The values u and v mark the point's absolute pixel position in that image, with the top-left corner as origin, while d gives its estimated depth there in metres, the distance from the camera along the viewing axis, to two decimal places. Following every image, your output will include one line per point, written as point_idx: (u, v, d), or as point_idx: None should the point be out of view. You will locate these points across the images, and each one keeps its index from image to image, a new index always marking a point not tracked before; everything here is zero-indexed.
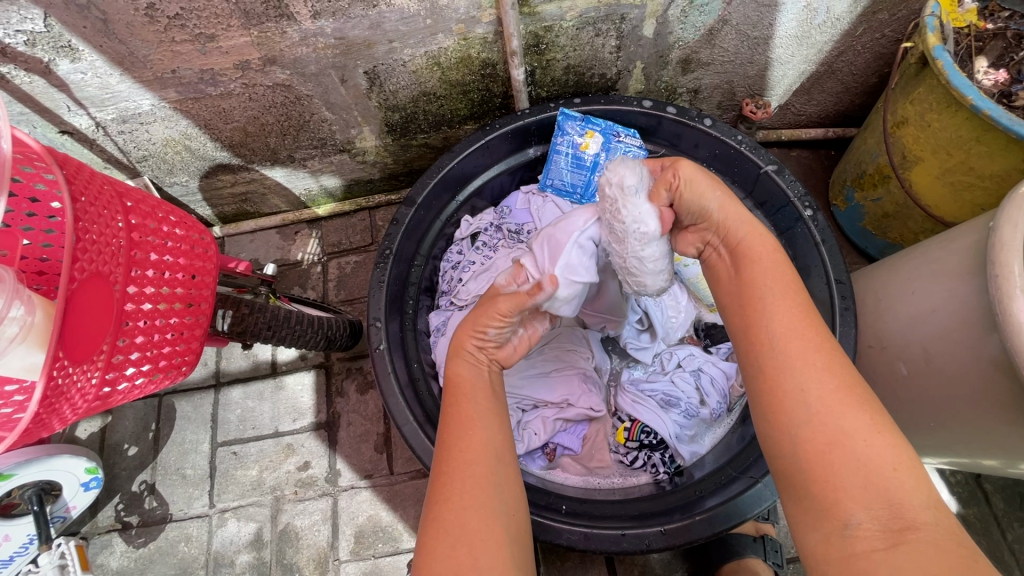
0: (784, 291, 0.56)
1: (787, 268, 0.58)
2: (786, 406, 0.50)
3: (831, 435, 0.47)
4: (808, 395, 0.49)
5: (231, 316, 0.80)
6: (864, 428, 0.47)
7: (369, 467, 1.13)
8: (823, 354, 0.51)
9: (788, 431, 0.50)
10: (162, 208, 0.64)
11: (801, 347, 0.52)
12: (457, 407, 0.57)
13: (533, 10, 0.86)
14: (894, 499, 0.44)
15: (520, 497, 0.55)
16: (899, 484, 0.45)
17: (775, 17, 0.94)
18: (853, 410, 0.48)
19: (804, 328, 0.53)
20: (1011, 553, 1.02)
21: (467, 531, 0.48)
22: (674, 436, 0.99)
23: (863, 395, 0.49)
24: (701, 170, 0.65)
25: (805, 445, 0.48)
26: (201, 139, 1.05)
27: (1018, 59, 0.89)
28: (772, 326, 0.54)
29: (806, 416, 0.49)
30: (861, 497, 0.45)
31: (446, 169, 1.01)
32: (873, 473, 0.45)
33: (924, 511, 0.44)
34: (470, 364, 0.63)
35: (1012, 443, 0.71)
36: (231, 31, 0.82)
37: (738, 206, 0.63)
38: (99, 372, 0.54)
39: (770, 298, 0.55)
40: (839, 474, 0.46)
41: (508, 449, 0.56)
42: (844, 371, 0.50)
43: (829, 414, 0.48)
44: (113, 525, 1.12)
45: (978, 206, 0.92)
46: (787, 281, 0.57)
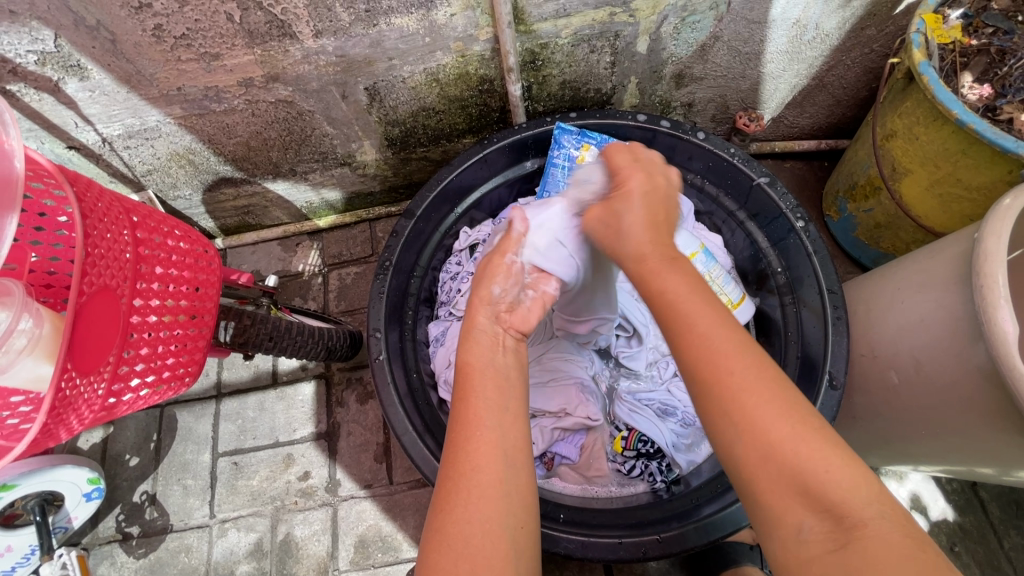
0: (699, 306, 0.53)
1: (693, 283, 0.56)
2: (719, 423, 0.49)
3: (762, 451, 0.47)
4: (735, 414, 0.48)
5: (233, 328, 0.81)
6: (796, 438, 0.47)
7: (369, 477, 1.14)
8: (752, 367, 0.50)
9: (723, 444, 0.49)
10: (167, 222, 0.67)
11: (727, 363, 0.50)
12: (465, 404, 0.58)
13: (530, 28, 0.88)
14: (833, 502, 0.44)
15: (534, 505, 0.55)
16: (836, 485, 0.45)
17: (766, 33, 0.96)
18: (780, 417, 0.47)
19: (723, 340, 0.51)
20: (1008, 560, 1.03)
21: (472, 545, 0.49)
22: (670, 445, 1.01)
23: (790, 396, 0.49)
24: (609, 216, 0.65)
25: (745, 457, 0.48)
26: (205, 153, 1.07)
27: (1002, 74, 0.92)
28: (692, 346, 0.51)
29: (738, 433, 0.48)
30: (801, 501, 0.45)
31: (445, 182, 1.03)
32: (808, 478, 0.45)
33: (869, 506, 0.44)
34: (480, 348, 0.65)
35: (1002, 451, 0.72)
36: (235, 50, 0.84)
37: (650, 231, 0.62)
38: (106, 383, 0.55)
39: (682, 320, 0.53)
40: (778, 480, 0.46)
41: (521, 451, 0.56)
42: (771, 377, 0.50)
43: (757, 427, 0.47)
44: (114, 536, 1.13)
45: (967, 216, 0.94)
46: (698, 296, 0.54)
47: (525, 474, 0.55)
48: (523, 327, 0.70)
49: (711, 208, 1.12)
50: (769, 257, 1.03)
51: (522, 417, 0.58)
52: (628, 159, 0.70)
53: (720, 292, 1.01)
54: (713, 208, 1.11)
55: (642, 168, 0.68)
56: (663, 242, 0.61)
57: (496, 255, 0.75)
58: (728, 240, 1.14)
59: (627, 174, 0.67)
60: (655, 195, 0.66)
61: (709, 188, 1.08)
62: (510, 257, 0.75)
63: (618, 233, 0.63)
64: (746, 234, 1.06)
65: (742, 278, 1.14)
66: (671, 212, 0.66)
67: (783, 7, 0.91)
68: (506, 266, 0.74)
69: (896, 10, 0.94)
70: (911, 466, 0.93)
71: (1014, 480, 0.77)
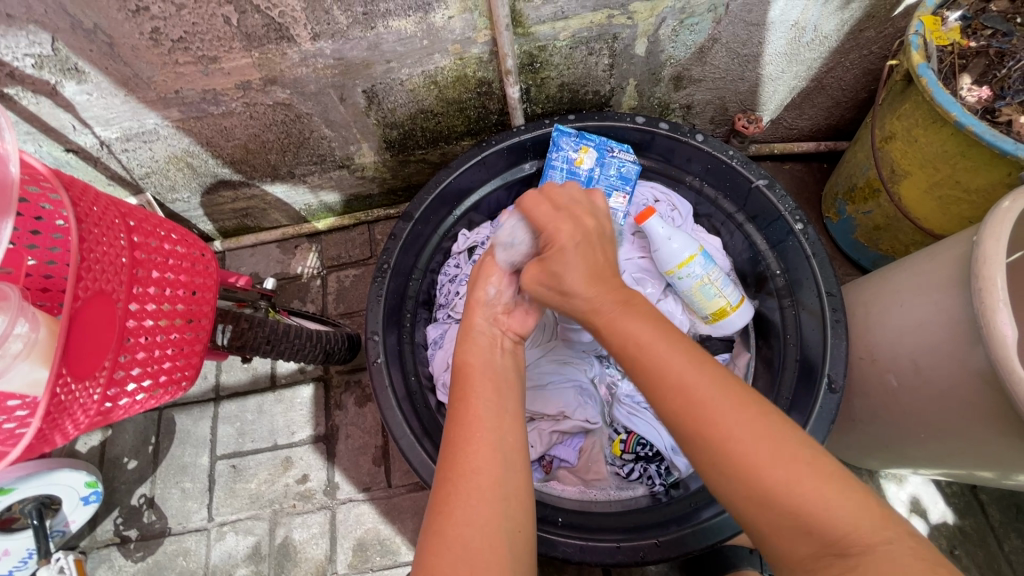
0: (670, 355, 0.54)
1: (663, 330, 0.57)
2: (715, 468, 0.49)
3: (759, 494, 0.47)
4: (723, 459, 0.48)
5: (230, 331, 0.80)
6: (791, 473, 0.47)
7: (367, 480, 1.14)
8: (739, 408, 0.50)
9: (723, 490, 0.50)
10: (163, 226, 0.67)
11: (713, 407, 0.50)
12: (464, 404, 0.58)
13: (528, 30, 0.88)
14: (836, 537, 0.44)
15: (530, 507, 0.54)
16: (837, 521, 0.45)
17: (764, 35, 0.96)
18: (772, 457, 0.47)
19: (702, 386, 0.52)
20: (1008, 564, 1.02)
21: (470, 548, 0.49)
22: (669, 448, 1.01)
23: (779, 431, 0.49)
24: (546, 281, 0.66)
25: (744, 502, 0.48)
26: (203, 156, 1.07)
27: (1000, 76, 0.91)
28: (671, 396, 0.52)
29: (731, 479, 0.48)
30: (805, 541, 0.45)
31: (443, 185, 1.03)
32: (807, 518, 0.45)
33: (874, 534, 0.44)
34: (478, 349, 0.66)
35: (1002, 455, 0.72)
36: (233, 53, 0.84)
37: (591, 283, 0.63)
38: (101, 388, 0.55)
39: (659, 370, 0.54)
40: (780, 523, 0.46)
41: (518, 452, 0.56)
42: (760, 414, 0.50)
43: (750, 471, 0.47)
44: (112, 539, 1.13)
45: (966, 219, 0.94)
46: (667, 345, 0.55)
47: (522, 475, 0.55)
48: (521, 330, 0.71)
49: (710, 210, 1.12)
50: (768, 259, 1.03)
51: (521, 419, 0.59)
52: (548, 211, 0.68)
53: (718, 294, 1.00)
54: (712, 210, 1.11)
55: (567, 217, 0.67)
56: (612, 294, 0.62)
57: (490, 256, 0.75)
58: (727, 242, 1.14)
59: (554, 230, 0.66)
60: (589, 245, 0.66)
61: (707, 190, 1.09)
62: (500, 261, 0.74)
63: (563, 292, 0.64)
64: (745, 236, 1.06)
65: (741, 281, 1.13)
66: (609, 255, 0.67)
67: (782, 9, 0.91)
68: (499, 268, 0.74)
69: (894, 12, 0.94)
70: (910, 469, 0.93)
71: (1014, 484, 0.77)
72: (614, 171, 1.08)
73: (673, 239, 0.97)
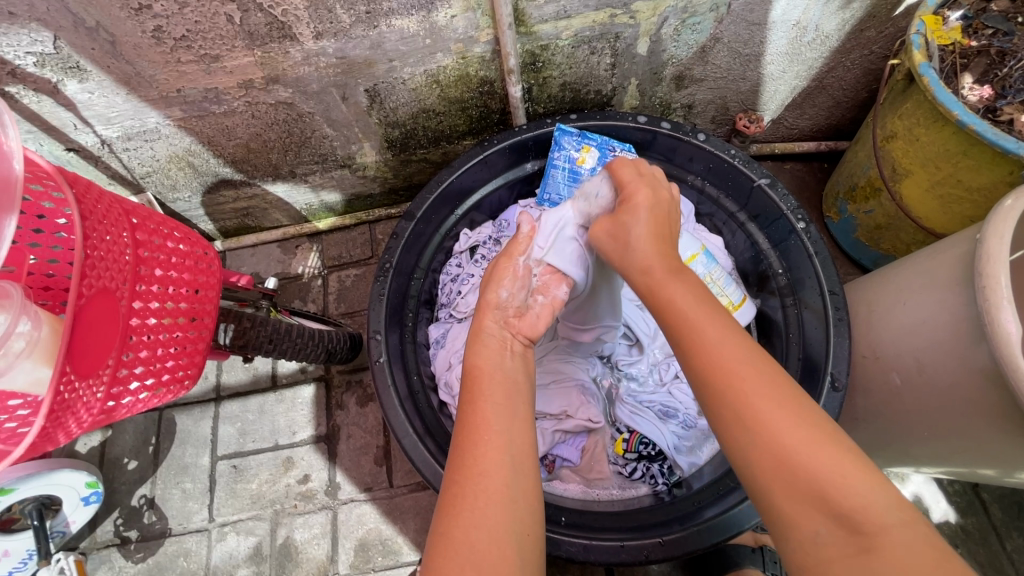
0: (706, 317, 0.55)
1: (700, 294, 0.59)
2: (732, 431, 0.50)
3: (774, 459, 0.47)
4: (743, 417, 0.49)
5: (233, 330, 0.80)
6: (807, 442, 0.47)
7: (369, 480, 1.13)
8: (763, 374, 0.51)
9: (738, 455, 0.49)
10: (167, 224, 0.66)
11: (739, 368, 0.51)
12: (474, 408, 0.58)
13: (530, 29, 0.88)
14: (852, 508, 0.44)
15: (540, 511, 0.54)
16: (852, 492, 0.44)
17: (766, 35, 0.96)
18: (793, 423, 0.48)
19: (733, 348, 0.53)
20: (1010, 562, 1.02)
21: (478, 550, 0.48)
22: (671, 448, 1.00)
23: (800, 402, 0.50)
24: (612, 232, 0.70)
25: (758, 465, 0.48)
26: (204, 155, 1.06)
27: (1002, 76, 0.92)
28: (699, 357, 0.53)
29: (749, 441, 0.48)
30: (818, 509, 0.45)
31: (445, 184, 1.03)
32: (824, 487, 0.45)
33: (889, 514, 0.44)
34: (489, 352, 0.66)
35: (1003, 453, 0.72)
36: (235, 51, 0.84)
37: (654, 241, 0.66)
38: (104, 387, 0.55)
39: (693, 327, 0.55)
40: (794, 489, 0.46)
41: (528, 456, 0.56)
42: (784, 384, 0.51)
43: (770, 432, 0.48)
44: (111, 540, 1.12)
45: (968, 218, 0.94)
46: (704, 306, 0.57)
47: (531, 479, 0.55)
48: (531, 334, 0.71)
49: (712, 210, 1.12)
50: (770, 259, 1.03)
51: (529, 422, 0.58)
52: (633, 174, 0.74)
53: (721, 293, 1.00)
54: (714, 209, 1.11)
55: (647, 184, 0.73)
56: (667, 254, 0.65)
57: (503, 258, 0.76)
58: (729, 241, 1.14)
59: (633, 190, 0.71)
60: (658, 212, 0.70)
61: (709, 190, 1.09)
62: (517, 261, 0.76)
63: (625, 245, 0.68)
64: (747, 235, 1.06)
65: (743, 280, 1.14)
66: (671, 228, 0.70)
67: (783, 9, 0.91)
68: (512, 270, 0.75)
69: (895, 12, 0.95)
70: (913, 468, 0.93)
71: (1016, 481, 0.77)
72: None
73: None
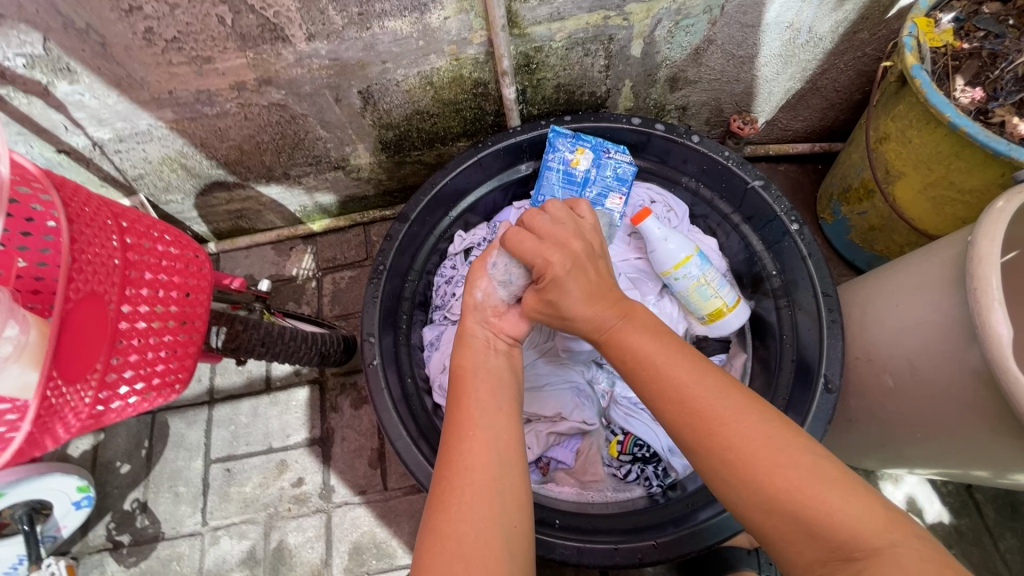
0: (672, 364, 0.57)
1: (660, 340, 0.61)
2: (716, 467, 0.51)
3: (756, 497, 0.48)
4: (717, 455, 0.51)
5: (225, 333, 0.79)
6: (783, 474, 0.47)
7: (363, 483, 1.13)
8: (736, 412, 0.52)
9: (726, 494, 0.51)
10: (157, 227, 0.66)
11: (710, 408, 0.53)
12: (458, 403, 0.59)
13: (524, 31, 0.88)
14: (838, 540, 0.44)
15: (528, 506, 0.54)
16: (838, 523, 0.44)
17: (759, 37, 0.96)
18: (771, 461, 0.48)
19: (702, 393, 0.54)
20: (1003, 563, 1.03)
21: (466, 544, 0.48)
22: (666, 449, 1.01)
23: (781, 436, 0.50)
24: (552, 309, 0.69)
25: (746, 505, 0.49)
26: (197, 157, 1.06)
27: (993, 78, 0.92)
28: (671, 404, 0.55)
29: (733, 486, 0.50)
30: (810, 544, 0.45)
31: (439, 186, 1.03)
32: (809, 521, 0.45)
33: (879, 536, 0.43)
34: (473, 350, 0.67)
35: (1000, 454, 0.71)
36: (227, 53, 0.84)
37: (592, 295, 0.66)
38: (93, 391, 0.54)
39: (658, 379, 0.57)
40: (782, 526, 0.47)
41: (515, 450, 0.56)
42: (758, 421, 0.51)
43: (748, 472, 0.49)
44: (104, 545, 1.12)
45: (961, 219, 0.94)
46: (663, 353, 0.58)
47: (519, 473, 0.54)
48: (514, 332, 0.72)
49: (706, 211, 1.11)
50: (764, 260, 1.03)
51: (516, 415, 0.59)
52: (534, 242, 0.69)
53: (715, 294, 1.00)
54: (708, 211, 1.11)
55: (554, 245, 0.69)
56: (611, 308, 0.65)
57: (480, 260, 0.76)
58: (723, 242, 1.14)
59: (543, 261, 0.67)
60: (582, 267, 0.68)
61: (703, 191, 1.09)
62: (485, 274, 0.75)
63: (569, 317, 0.68)
64: (742, 237, 1.06)
65: (738, 281, 1.14)
66: (600, 272, 0.69)
67: (776, 11, 0.91)
68: (488, 274, 0.75)
69: (888, 14, 0.95)
70: (907, 469, 0.93)
71: (1009, 483, 0.77)
72: (611, 172, 1.07)
73: (668, 240, 0.97)
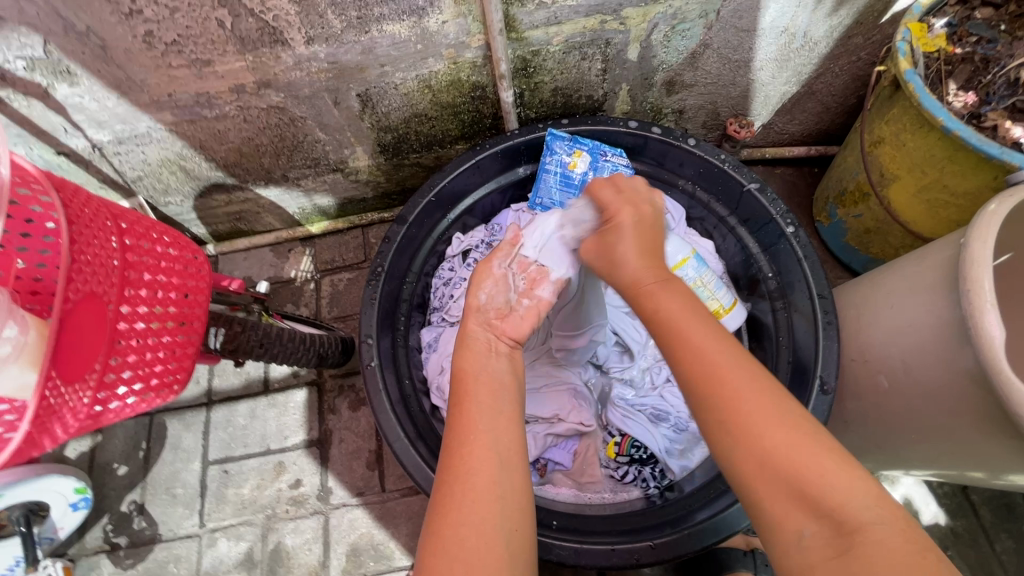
0: (691, 320, 0.56)
1: (689, 297, 0.60)
2: (719, 420, 0.50)
3: (756, 454, 0.48)
4: (722, 411, 0.50)
5: (223, 334, 0.79)
6: (783, 440, 0.48)
7: (361, 485, 1.13)
8: (745, 374, 0.52)
9: (724, 453, 0.50)
10: (156, 229, 0.66)
11: (719, 365, 0.52)
12: (460, 409, 0.59)
13: (521, 35, 0.89)
14: (832, 508, 0.44)
15: (529, 509, 0.54)
16: (834, 490, 0.45)
17: (754, 42, 0.97)
18: (774, 424, 0.48)
19: (711, 351, 0.53)
20: (998, 564, 1.03)
21: (468, 549, 0.48)
22: (663, 451, 1.01)
23: (783, 402, 0.50)
24: (601, 256, 0.70)
25: (743, 464, 0.49)
26: (196, 160, 1.06)
27: (985, 83, 0.93)
28: (686, 358, 0.54)
29: (733, 440, 0.49)
30: (804, 508, 0.45)
31: (437, 188, 1.03)
32: (806, 484, 0.46)
33: (868, 511, 0.44)
34: (476, 354, 0.66)
35: (991, 454, 0.72)
36: (226, 56, 0.84)
37: (644, 252, 0.67)
38: (91, 392, 0.54)
39: (676, 334, 0.56)
40: (778, 487, 0.47)
41: (515, 455, 0.56)
42: (764, 383, 0.51)
43: (753, 428, 0.49)
44: (101, 546, 1.12)
45: (954, 222, 0.95)
46: (691, 309, 0.58)
47: (519, 477, 0.54)
48: (516, 335, 0.70)
49: (703, 214, 1.12)
50: (760, 262, 1.04)
51: (517, 419, 0.59)
52: (613, 194, 0.73)
53: (711, 297, 1.01)
54: (704, 214, 1.12)
55: (630, 201, 0.72)
56: (654, 269, 0.65)
57: (485, 262, 0.77)
58: (719, 245, 1.14)
59: (617, 210, 0.71)
60: (645, 228, 0.70)
61: (699, 194, 1.09)
62: (498, 264, 0.77)
63: (615, 263, 0.68)
64: (738, 239, 1.07)
65: (734, 283, 1.14)
66: (659, 238, 0.70)
67: (772, 16, 0.92)
68: (492, 274, 0.75)
69: (882, 19, 0.96)
70: (903, 470, 0.93)
71: (1004, 483, 0.78)
72: (608, 176, 1.08)
73: (665, 243, 0.97)
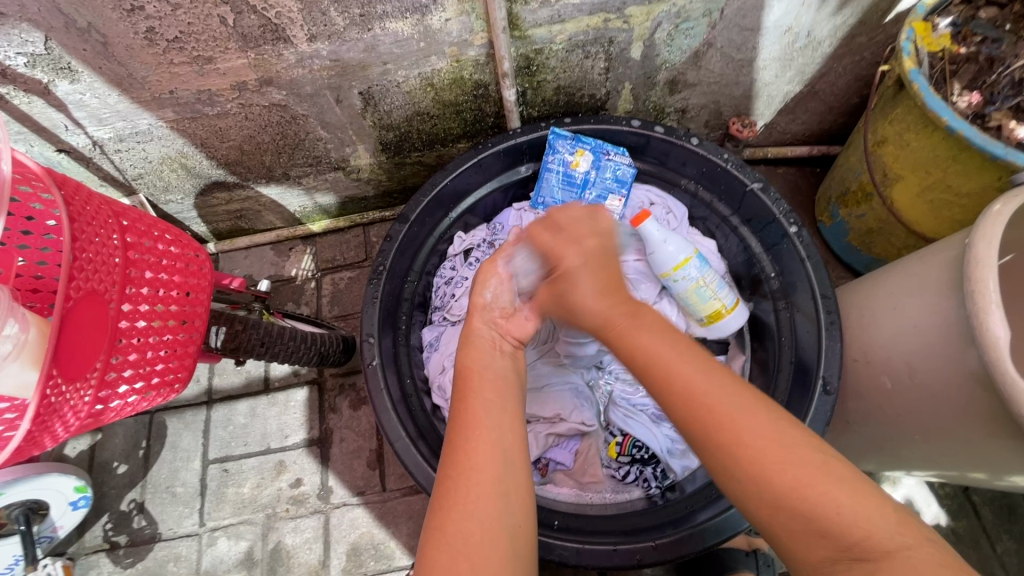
0: (678, 359, 0.57)
1: (665, 334, 0.61)
2: (724, 460, 0.50)
3: (766, 492, 0.48)
4: (725, 450, 0.50)
5: (224, 333, 0.79)
6: (792, 474, 0.47)
7: (361, 484, 1.13)
8: (748, 407, 0.52)
9: (735, 491, 0.50)
10: (157, 226, 0.66)
11: (716, 403, 0.52)
12: (464, 406, 0.58)
13: (524, 33, 0.89)
14: (849, 541, 0.44)
15: (532, 503, 0.54)
16: (850, 523, 0.45)
17: (758, 41, 0.97)
18: (783, 457, 0.48)
19: (704, 388, 0.54)
20: (1000, 565, 1.03)
21: (471, 543, 0.48)
22: (664, 451, 1.01)
23: (788, 433, 0.50)
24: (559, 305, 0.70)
25: (755, 503, 0.49)
26: (197, 157, 1.06)
27: (990, 82, 0.93)
28: (679, 403, 0.54)
29: (742, 480, 0.49)
30: (822, 544, 0.45)
31: (439, 187, 1.03)
32: (822, 520, 0.46)
33: (889, 539, 0.44)
34: (481, 351, 0.66)
35: (994, 455, 0.72)
36: (228, 53, 0.84)
37: (602, 289, 0.67)
38: (92, 390, 0.54)
39: (663, 375, 0.56)
40: (794, 524, 0.47)
41: (518, 453, 0.55)
42: (769, 414, 0.51)
43: (758, 466, 0.49)
44: (101, 545, 1.11)
45: (957, 222, 0.95)
46: (673, 349, 0.58)
47: (522, 475, 0.54)
48: (521, 335, 0.72)
49: (705, 214, 1.12)
50: (763, 262, 1.03)
51: (520, 416, 0.59)
52: (552, 237, 0.72)
53: (713, 296, 1.01)
54: (707, 213, 1.11)
55: (569, 242, 0.71)
56: (620, 305, 0.66)
57: (489, 260, 0.76)
58: (721, 245, 1.14)
59: (559, 257, 0.70)
60: (598, 262, 0.69)
61: (702, 194, 1.09)
62: (502, 264, 0.75)
63: (575, 309, 0.68)
64: (741, 239, 1.07)
65: (736, 283, 1.14)
66: (613, 268, 0.70)
67: (777, 15, 0.92)
68: (498, 273, 0.74)
69: (886, 18, 0.96)
70: (904, 471, 0.93)
71: (1006, 484, 0.78)
72: (610, 175, 1.07)
73: (668, 242, 0.97)
